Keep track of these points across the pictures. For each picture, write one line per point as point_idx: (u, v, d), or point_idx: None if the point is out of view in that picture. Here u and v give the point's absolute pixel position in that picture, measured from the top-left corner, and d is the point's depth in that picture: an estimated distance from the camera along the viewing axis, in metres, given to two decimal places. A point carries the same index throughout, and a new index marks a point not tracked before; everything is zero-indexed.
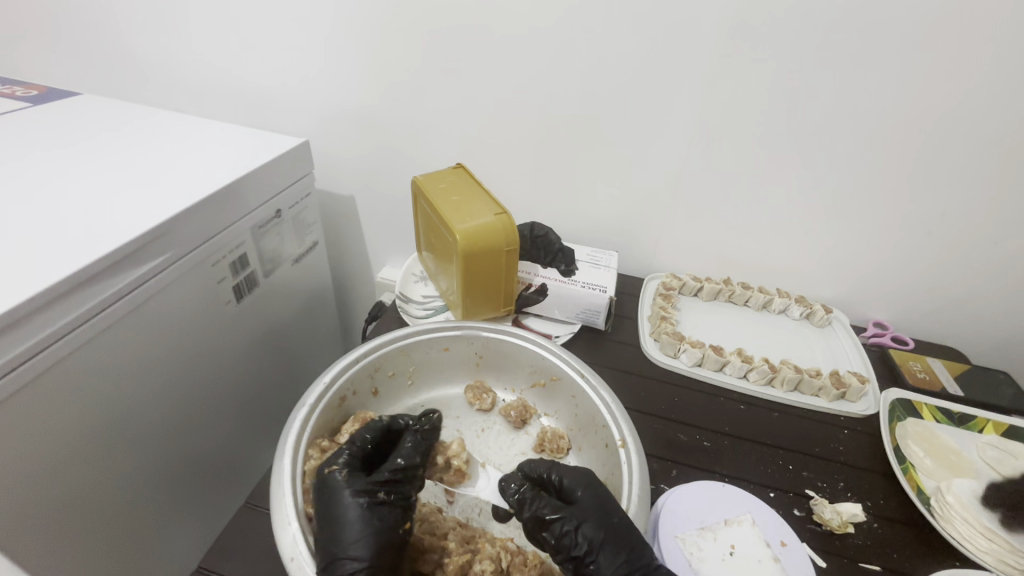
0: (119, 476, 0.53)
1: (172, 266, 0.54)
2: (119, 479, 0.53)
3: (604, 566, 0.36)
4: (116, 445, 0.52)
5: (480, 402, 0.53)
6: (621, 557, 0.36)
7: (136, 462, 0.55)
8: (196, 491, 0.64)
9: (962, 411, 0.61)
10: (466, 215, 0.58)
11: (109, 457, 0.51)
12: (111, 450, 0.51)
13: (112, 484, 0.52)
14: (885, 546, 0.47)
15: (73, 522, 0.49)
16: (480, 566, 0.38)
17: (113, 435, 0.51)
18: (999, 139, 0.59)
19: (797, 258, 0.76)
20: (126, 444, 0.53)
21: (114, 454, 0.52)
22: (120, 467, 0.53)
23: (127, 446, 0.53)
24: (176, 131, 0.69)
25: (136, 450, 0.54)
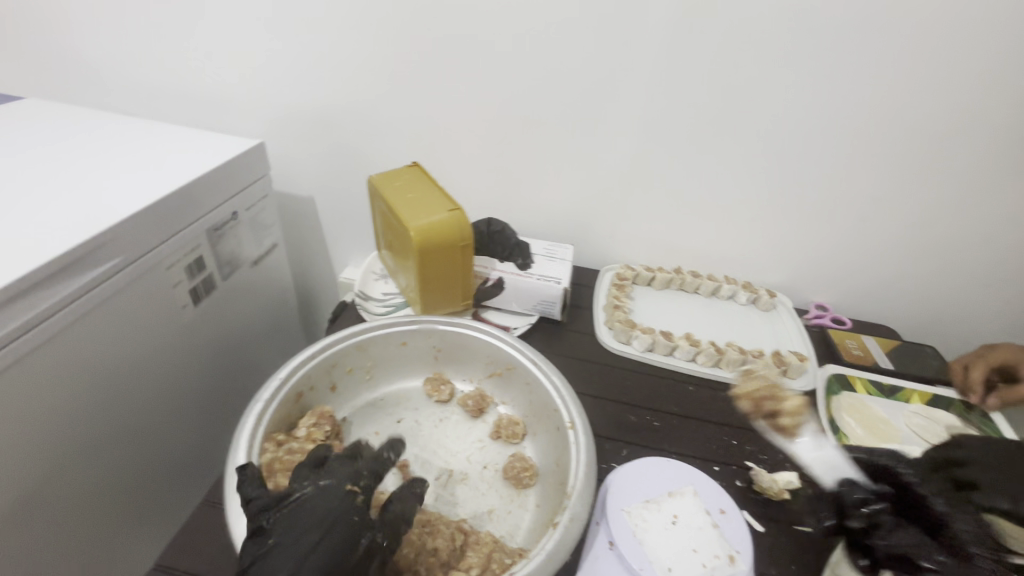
0: (75, 485, 0.52)
1: (125, 271, 0.54)
2: (75, 489, 0.52)
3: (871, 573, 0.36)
4: (71, 454, 0.51)
5: (438, 394, 0.55)
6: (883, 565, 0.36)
7: (94, 470, 0.54)
8: (157, 499, 0.64)
9: (891, 384, 0.66)
10: (421, 213, 0.59)
11: (65, 466, 0.51)
12: (66, 459, 0.51)
13: (68, 494, 0.52)
14: (819, 511, 0.50)
15: (26, 528, 0.48)
16: (435, 545, 0.40)
17: (67, 444, 0.51)
18: (916, 129, 0.64)
19: (744, 246, 0.80)
20: (82, 452, 0.53)
21: (69, 463, 0.51)
22: (76, 476, 0.52)
23: (83, 454, 0.53)
24: (126, 135, 0.68)
25: (92, 458, 0.54)
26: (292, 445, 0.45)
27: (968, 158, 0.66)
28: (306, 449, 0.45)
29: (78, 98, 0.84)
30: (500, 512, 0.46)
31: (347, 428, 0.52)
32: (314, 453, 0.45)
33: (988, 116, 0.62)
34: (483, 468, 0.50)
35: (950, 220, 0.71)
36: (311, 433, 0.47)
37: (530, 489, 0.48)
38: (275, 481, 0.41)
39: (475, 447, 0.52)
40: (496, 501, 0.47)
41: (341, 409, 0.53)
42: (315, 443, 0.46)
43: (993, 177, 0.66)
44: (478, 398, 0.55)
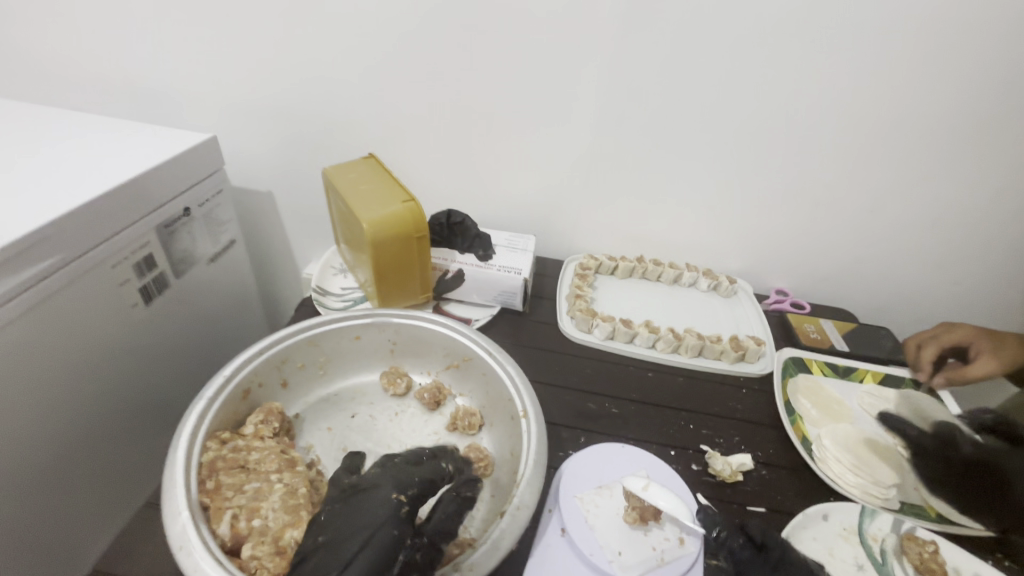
0: (30, 496, 0.50)
1: (66, 270, 0.51)
2: (30, 499, 0.51)
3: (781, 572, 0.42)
4: (19, 464, 0.49)
5: (394, 387, 0.55)
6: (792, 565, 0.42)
7: (47, 480, 0.52)
8: (119, 504, 0.63)
9: (846, 365, 0.68)
10: (374, 204, 0.58)
11: (16, 477, 0.49)
12: (16, 470, 0.49)
13: (23, 505, 0.50)
14: (770, 490, 0.51)
15: None
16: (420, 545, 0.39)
17: (16, 454, 0.49)
18: (865, 115, 0.66)
19: (704, 234, 0.81)
20: (34, 462, 0.50)
21: (20, 473, 0.49)
22: (28, 488, 0.50)
23: (36, 464, 0.51)
24: (65, 130, 0.65)
25: (46, 466, 0.52)
26: (238, 443, 0.43)
27: (916, 143, 0.67)
28: (251, 446, 0.44)
29: (11, 92, 0.79)
30: None
31: (299, 424, 0.51)
32: (261, 450, 0.44)
33: (934, 102, 0.64)
34: None
35: (900, 205, 0.73)
36: (258, 430, 0.46)
37: (485, 479, 0.48)
38: (216, 479, 0.40)
39: (431, 439, 0.52)
40: None
41: (292, 406, 0.53)
42: (262, 439, 0.45)
43: (940, 162, 0.68)
44: (437, 391, 0.54)
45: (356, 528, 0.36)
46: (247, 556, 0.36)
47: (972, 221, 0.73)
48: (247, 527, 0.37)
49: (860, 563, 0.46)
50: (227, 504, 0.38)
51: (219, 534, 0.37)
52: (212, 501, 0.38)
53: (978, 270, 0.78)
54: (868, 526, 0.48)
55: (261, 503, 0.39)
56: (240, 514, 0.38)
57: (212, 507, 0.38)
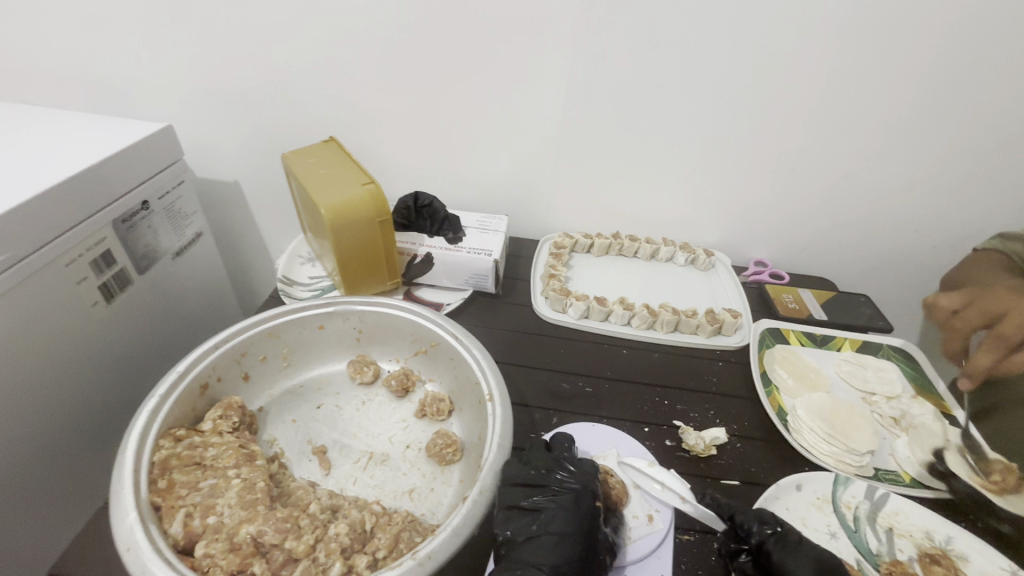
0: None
1: (13, 270, 0.49)
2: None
3: (792, 561, 0.38)
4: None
5: (361, 375, 0.54)
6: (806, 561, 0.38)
7: (10, 487, 0.51)
8: (93, 502, 0.63)
9: (823, 334, 0.67)
10: (333, 189, 0.56)
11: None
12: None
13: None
14: (744, 463, 0.51)
15: None
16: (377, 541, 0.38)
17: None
18: (843, 78, 0.64)
19: (680, 207, 0.80)
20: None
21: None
22: None
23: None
24: (8, 124, 0.62)
25: (8, 472, 0.51)
26: (194, 440, 0.42)
27: (891, 106, 0.65)
28: (208, 442, 0.43)
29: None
30: (422, 491, 0.45)
31: (263, 418, 0.50)
32: (219, 446, 0.43)
33: (911, 62, 0.62)
34: (405, 448, 0.49)
35: (877, 170, 0.71)
36: (217, 425, 0.45)
37: (454, 465, 0.47)
38: (169, 478, 0.39)
39: (399, 426, 0.51)
40: (419, 479, 0.46)
41: (256, 399, 0.51)
42: (220, 435, 0.44)
43: (917, 125, 0.67)
44: (404, 376, 0.53)
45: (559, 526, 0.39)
46: (199, 555, 0.35)
47: (950, 185, 0.72)
48: (202, 525, 0.37)
49: (832, 530, 0.46)
50: (180, 503, 0.37)
51: (172, 534, 0.36)
52: (164, 500, 0.37)
53: (956, 235, 0.77)
54: (842, 494, 0.48)
55: (216, 500, 0.38)
56: (194, 513, 0.37)
57: (164, 507, 0.37)
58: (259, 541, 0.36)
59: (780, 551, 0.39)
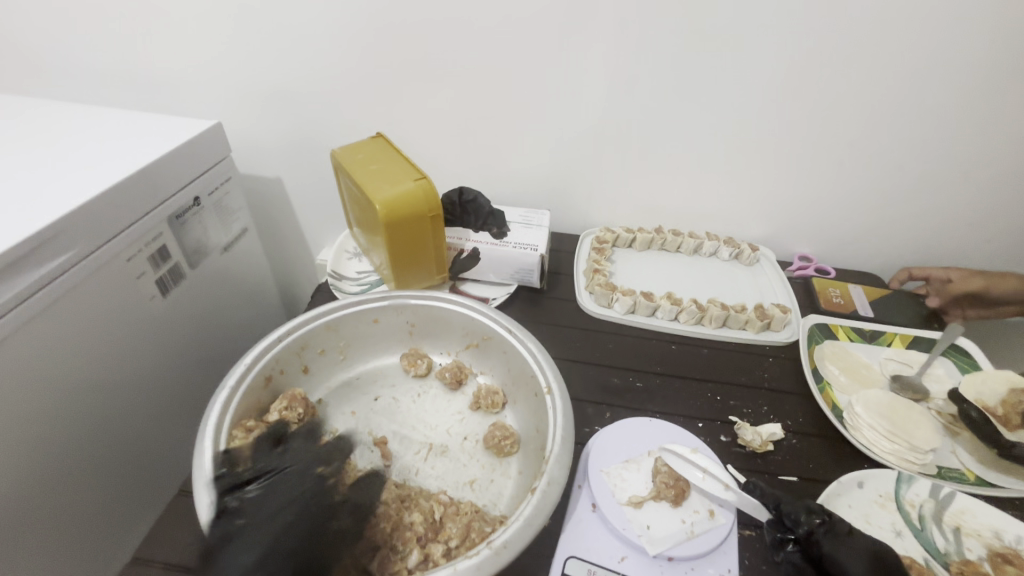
0: (70, 489, 0.52)
1: (80, 264, 0.51)
2: (72, 492, 0.52)
3: (839, 552, 0.38)
4: (55, 460, 0.50)
5: (415, 368, 0.54)
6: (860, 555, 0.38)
7: (86, 474, 0.53)
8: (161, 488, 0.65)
9: (874, 329, 0.66)
10: (385, 184, 0.56)
11: (53, 472, 0.50)
12: (53, 466, 0.50)
13: (64, 498, 0.51)
14: (802, 459, 0.50)
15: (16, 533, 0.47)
16: (448, 535, 0.38)
17: (49, 451, 0.49)
18: (897, 69, 0.62)
19: (723, 202, 0.79)
20: (70, 458, 0.51)
21: (58, 467, 0.50)
22: (67, 482, 0.51)
23: (72, 459, 0.52)
24: (68, 125, 0.64)
25: (81, 461, 0.53)
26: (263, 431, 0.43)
27: (948, 96, 0.63)
28: (277, 434, 0.44)
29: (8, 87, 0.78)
30: (482, 482, 0.46)
31: (323, 410, 0.51)
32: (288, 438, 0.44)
33: (969, 51, 0.60)
34: (463, 439, 0.49)
35: (931, 162, 0.70)
36: (283, 417, 0.46)
37: (512, 457, 0.48)
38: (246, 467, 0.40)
39: (455, 419, 0.51)
40: (479, 471, 0.47)
41: (315, 391, 0.53)
42: (287, 427, 0.45)
43: (973, 116, 0.65)
44: (458, 368, 0.54)
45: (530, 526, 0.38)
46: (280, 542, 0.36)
47: (1006, 178, 0.70)
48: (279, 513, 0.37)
49: (898, 528, 0.45)
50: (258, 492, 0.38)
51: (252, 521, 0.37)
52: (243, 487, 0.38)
53: (1014, 227, 0.74)
54: (905, 492, 0.47)
55: None
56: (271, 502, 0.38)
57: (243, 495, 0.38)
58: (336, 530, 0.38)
59: (830, 543, 0.39)
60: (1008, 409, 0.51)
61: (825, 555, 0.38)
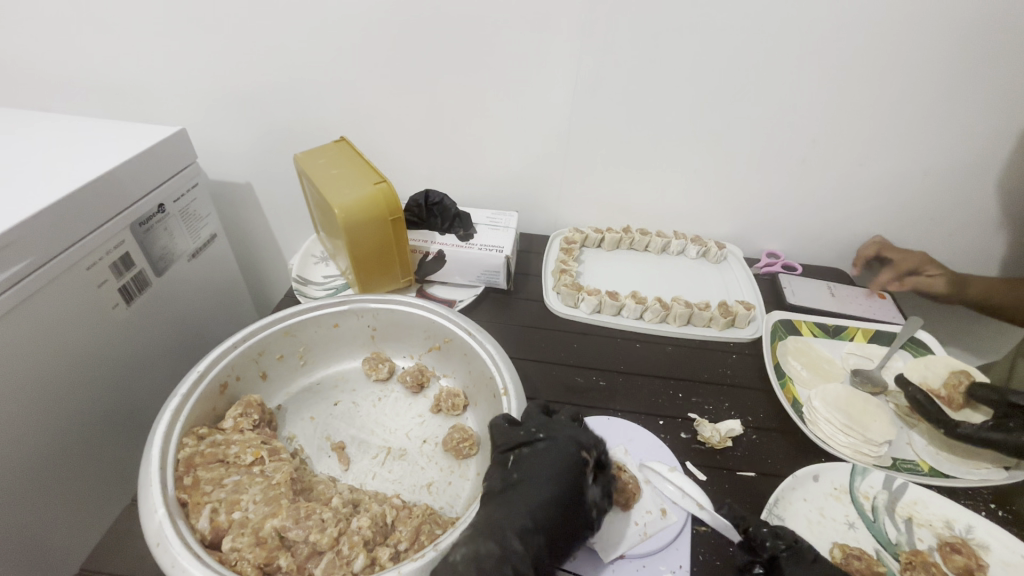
0: (22, 501, 0.51)
1: (38, 274, 0.50)
2: (22, 505, 0.51)
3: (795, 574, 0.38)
4: (10, 473, 0.49)
5: (376, 372, 0.54)
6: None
7: (40, 486, 0.53)
8: (122, 496, 0.65)
9: (836, 324, 0.66)
10: (345, 188, 0.56)
11: (4, 485, 0.49)
12: (4, 479, 0.49)
13: (14, 511, 0.50)
14: (760, 454, 0.51)
15: None
16: (399, 541, 0.38)
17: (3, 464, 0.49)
18: (855, 67, 0.63)
19: (691, 200, 0.79)
20: (22, 471, 0.51)
21: (13, 479, 0.50)
22: (24, 492, 0.51)
23: (26, 470, 0.51)
24: (24, 132, 0.63)
25: (37, 471, 0.52)
26: (216, 438, 0.43)
27: (904, 93, 0.64)
28: (230, 439, 0.44)
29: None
30: (439, 484, 0.46)
31: (281, 416, 0.51)
32: (241, 444, 0.44)
33: (922, 50, 0.61)
34: (422, 442, 0.49)
35: (891, 158, 0.71)
36: (237, 423, 0.45)
37: (470, 459, 0.48)
38: (194, 475, 0.40)
39: (415, 422, 0.52)
40: (436, 473, 0.47)
41: (274, 397, 0.52)
42: (241, 432, 0.45)
43: (929, 113, 0.66)
44: (419, 372, 0.54)
45: (544, 487, 0.38)
46: (227, 549, 0.36)
47: (964, 174, 0.71)
48: (227, 520, 0.38)
49: (850, 521, 0.46)
50: (206, 499, 0.38)
51: (199, 529, 0.37)
52: (190, 496, 0.38)
53: (974, 222, 0.75)
54: (860, 484, 0.48)
55: (241, 496, 0.39)
56: (219, 508, 0.38)
57: (190, 503, 0.38)
58: (284, 535, 0.37)
59: (792, 564, 0.39)
60: (951, 391, 0.55)
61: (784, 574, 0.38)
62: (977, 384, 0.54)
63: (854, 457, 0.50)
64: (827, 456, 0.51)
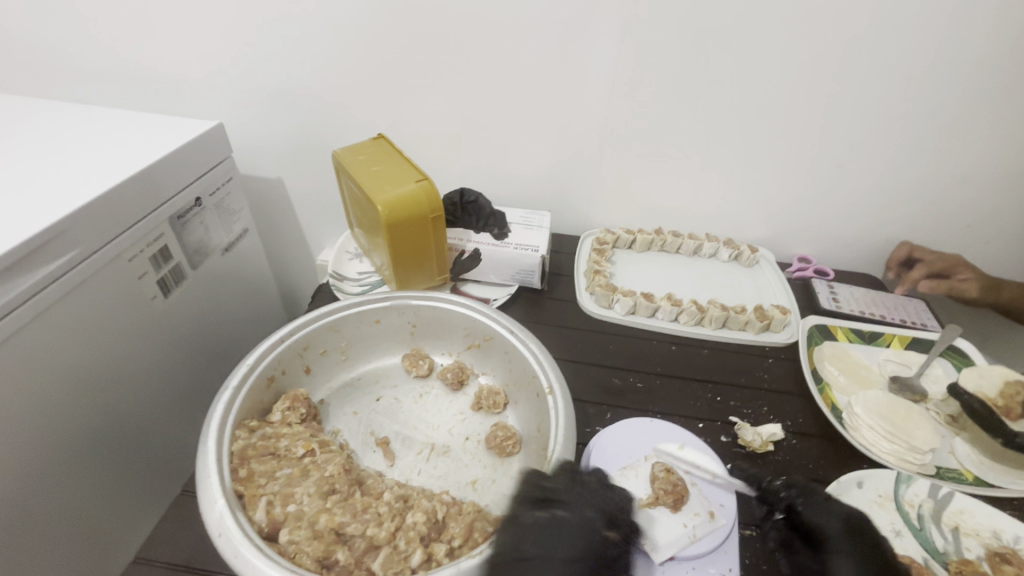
0: (71, 490, 0.52)
1: (80, 266, 0.51)
2: (72, 494, 0.52)
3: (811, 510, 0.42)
4: (56, 464, 0.50)
5: (416, 368, 0.54)
6: (836, 515, 0.41)
7: (92, 476, 0.54)
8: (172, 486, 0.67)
9: (872, 330, 0.66)
10: (387, 185, 0.56)
11: (54, 475, 0.50)
12: (53, 467, 0.49)
13: (66, 501, 0.51)
14: (802, 459, 0.50)
15: (23, 533, 0.47)
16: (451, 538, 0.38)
17: (50, 452, 0.49)
18: (894, 73, 0.63)
19: (722, 203, 0.79)
20: (69, 460, 0.51)
21: (61, 470, 0.50)
22: (73, 480, 0.52)
23: (75, 460, 0.52)
24: (68, 126, 0.64)
25: (83, 461, 0.53)
26: (266, 431, 0.44)
27: (944, 99, 0.64)
28: (279, 433, 0.44)
29: (8, 89, 0.78)
30: (484, 482, 0.46)
31: (325, 410, 0.51)
32: (290, 438, 0.44)
33: (964, 57, 0.60)
34: (465, 440, 0.50)
35: (929, 164, 0.70)
36: (285, 417, 0.46)
37: (514, 457, 0.48)
38: (249, 467, 0.40)
39: (457, 419, 0.52)
40: (481, 471, 0.47)
41: (317, 392, 0.53)
42: (290, 426, 0.45)
43: (967, 121, 0.65)
44: (460, 369, 0.54)
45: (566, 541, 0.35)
46: (285, 541, 0.36)
47: (1004, 181, 0.70)
48: (283, 513, 0.38)
49: (897, 529, 0.45)
50: (261, 491, 0.39)
51: (256, 521, 0.37)
52: (246, 488, 0.38)
53: (1012, 228, 0.75)
54: (905, 492, 0.48)
55: (294, 489, 0.39)
56: (274, 501, 0.38)
57: (246, 495, 0.38)
58: (341, 530, 0.37)
59: (806, 503, 0.42)
60: (1007, 400, 0.54)
61: (805, 517, 0.41)
62: None
63: (899, 464, 0.50)
64: (870, 464, 0.51)
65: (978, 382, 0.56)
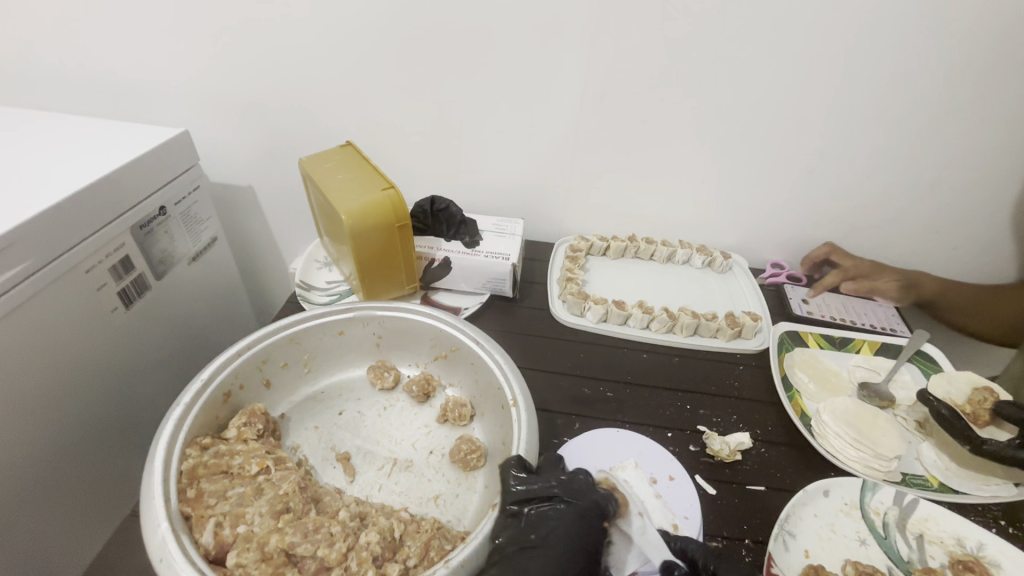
0: (19, 510, 0.50)
1: (32, 278, 0.49)
2: (20, 513, 0.50)
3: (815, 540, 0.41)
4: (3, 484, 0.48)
5: (382, 381, 0.53)
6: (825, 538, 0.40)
7: (40, 495, 0.52)
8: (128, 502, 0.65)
9: (842, 336, 0.66)
10: (352, 194, 0.55)
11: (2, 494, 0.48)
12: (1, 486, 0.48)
13: (14, 520, 0.49)
14: (770, 467, 0.50)
15: None
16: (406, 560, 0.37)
17: None
18: (862, 80, 0.63)
19: (695, 210, 0.79)
20: (17, 479, 0.49)
21: (8, 490, 0.48)
22: (21, 500, 0.50)
23: (24, 480, 0.50)
24: (23, 133, 0.62)
25: (33, 480, 0.51)
26: (219, 448, 0.42)
27: (910, 106, 0.65)
28: (234, 450, 0.43)
29: None
30: (447, 497, 0.45)
31: (285, 425, 0.50)
32: (244, 455, 0.43)
33: (930, 64, 0.61)
34: (429, 454, 0.49)
35: (897, 171, 0.71)
36: (241, 433, 0.45)
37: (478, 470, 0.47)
38: (198, 487, 0.39)
39: (421, 431, 0.51)
40: (444, 485, 0.46)
41: (277, 406, 0.52)
42: (245, 442, 0.44)
43: (935, 127, 0.66)
44: (427, 380, 0.53)
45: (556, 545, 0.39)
46: (232, 564, 0.35)
47: (970, 187, 0.71)
48: (232, 534, 0.37)
49: (862, 537, 0.45)
50: (210, 512, 0.38)
51: (202, 543, 0.36)
52: (194, 510, 0.38)
53: (978, 235, 0.76)
54: (870, 499, 0.48)
55: (246, 508, 0.38)
56: (224, 522, 0.37)
57: (194, 516, 0.37)
58: (292, 551, 0.36)
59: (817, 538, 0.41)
60: (975, 407, 0.54)
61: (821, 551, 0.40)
62: (1003, 400, 0.54)
63: (866, 472, 0.50)
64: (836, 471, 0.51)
65: (950, 390, 0.56)
